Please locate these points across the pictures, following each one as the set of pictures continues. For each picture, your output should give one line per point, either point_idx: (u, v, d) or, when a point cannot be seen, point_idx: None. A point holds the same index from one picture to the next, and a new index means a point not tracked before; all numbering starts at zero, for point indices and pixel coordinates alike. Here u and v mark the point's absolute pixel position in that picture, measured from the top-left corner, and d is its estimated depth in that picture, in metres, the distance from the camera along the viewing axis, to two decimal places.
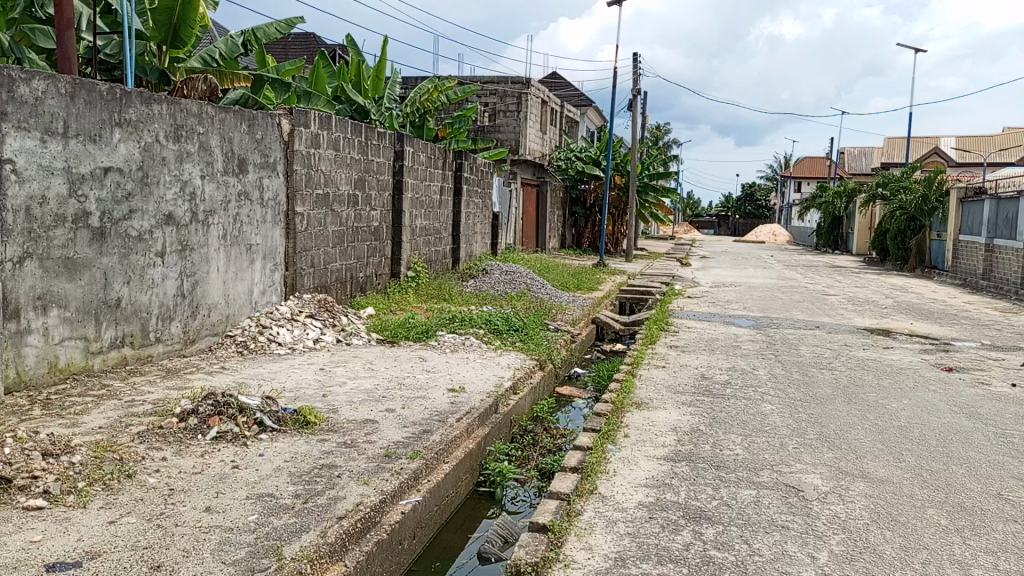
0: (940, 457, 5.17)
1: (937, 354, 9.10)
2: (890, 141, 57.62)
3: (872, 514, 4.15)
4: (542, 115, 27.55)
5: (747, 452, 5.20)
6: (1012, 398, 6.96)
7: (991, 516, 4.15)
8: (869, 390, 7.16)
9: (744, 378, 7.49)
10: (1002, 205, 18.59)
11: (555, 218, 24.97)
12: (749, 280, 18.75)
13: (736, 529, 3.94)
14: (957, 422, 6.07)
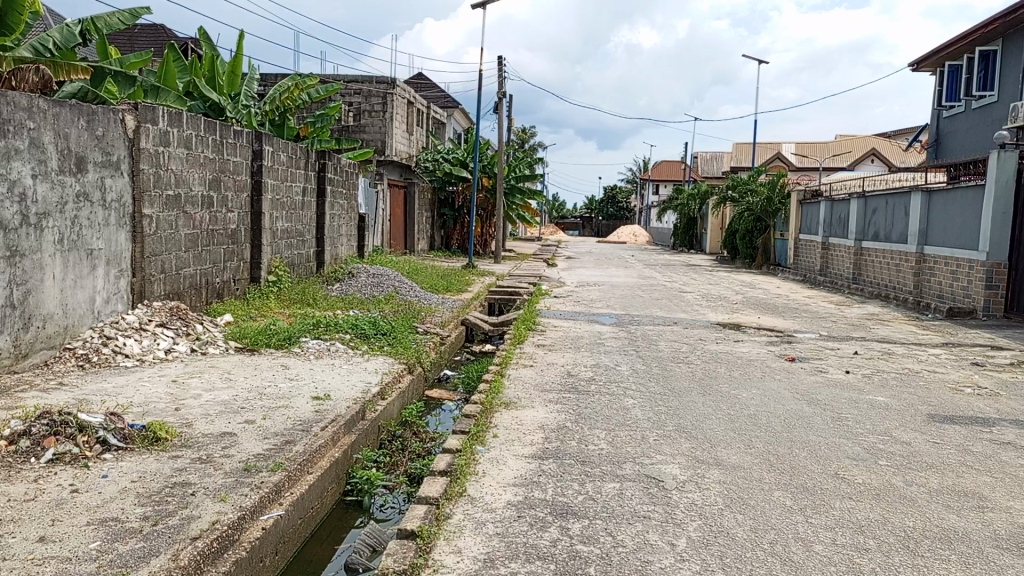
0: (784, 441, 5.54)
1: (781, 346, 9.77)
2: (738, 146, 61.41)
3: (726, 499, 4.38)
4: (408, 116, 27.34)
5: (610, 446, 5.36)
6: (845, 384, 7.58)
7: (829, 494, 4.48)
8: (722, 381, 7.57)
9: (607, 375, 7.74)
10: (835, 207, 20.23)
11: (422, 220, 24.83)
12: (612, 280, 19.42)
13: (601, 522, 4.04)
14: (799, 408, 6.53)
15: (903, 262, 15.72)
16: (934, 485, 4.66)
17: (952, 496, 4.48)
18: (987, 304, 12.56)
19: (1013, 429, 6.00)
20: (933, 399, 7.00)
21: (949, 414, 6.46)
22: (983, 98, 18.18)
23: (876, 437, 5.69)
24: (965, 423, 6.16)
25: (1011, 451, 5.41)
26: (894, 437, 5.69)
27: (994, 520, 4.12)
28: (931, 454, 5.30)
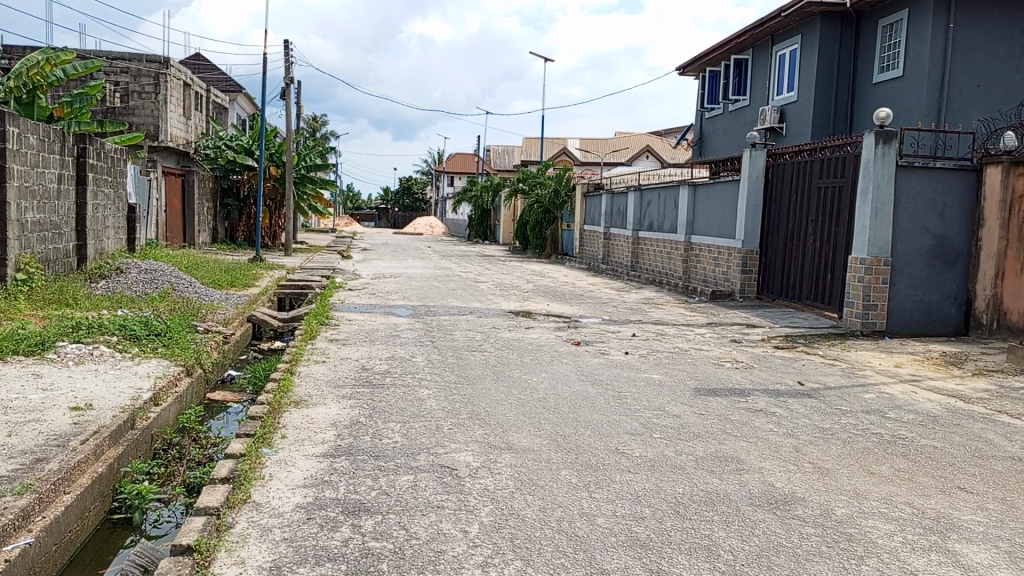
0: (570, 422, 5.81)
1: (568, 331, 10.26)
2: (528, 141, 63.74)
3: (517, 482, 4.51)
4: (184, 99, 25.44)
5: (405, 438, 5.32)
6: (625, 364, 8.12)
7: (610, 469, 4.76)
8: (513, 367, 7.80)
9: (402, 366, 7.68)
10: (615, 199, 21.61)
11: (204, 211, 23.21)
12: (408, 271, 19.37)
13: (394, 517, 3.99)
14: (584, 389, 6.89)
15: (674, 250, 17.14)
16: (699, 453, 5.11)
17: (714, 462, 4.94)
18: (743, 287, 14.01)
19: (764, 398, 6.74)
20: (699, 374, 7.71)
21: (712, 387, 7.12)
22: (738, 102, 20.24)
23: (651, 412, 6.13)
24: (726, 394, 6.84)
25: (762, 417, 6.07)
26: (667, 412, 6.17)
27: (749, 481, 4.60)
28: (697, 425, 5.80)
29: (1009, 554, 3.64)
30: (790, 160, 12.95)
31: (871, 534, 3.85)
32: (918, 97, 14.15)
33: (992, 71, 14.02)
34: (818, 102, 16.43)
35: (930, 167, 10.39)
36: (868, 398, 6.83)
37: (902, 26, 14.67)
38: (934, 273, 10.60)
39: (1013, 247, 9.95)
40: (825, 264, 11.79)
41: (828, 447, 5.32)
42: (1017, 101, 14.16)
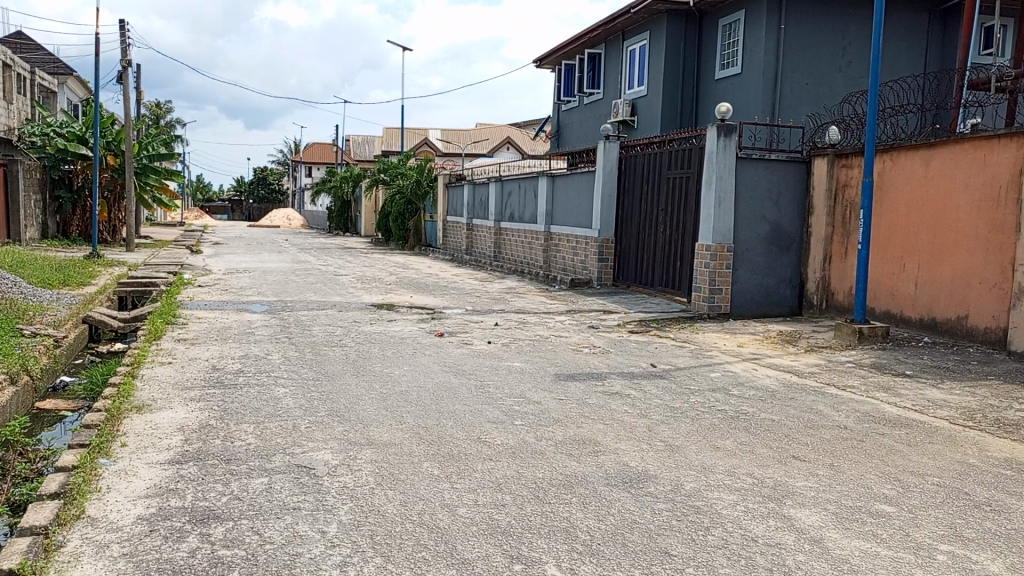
0: (432, 413, 5.78)
1: (430, 322, 10.20)
2: (388, 131, 62.88)
3: (377, 477, 4.43)
4: (4, 81, 23.13)
5: (258, 439, 5.10)
6: (487, 353, 8.18)
7: (471, 459, 4.78)
8: (374, 361, 7.67)
9: (257, 365, 7.36)
10: (477, 190, 21.71)
11: (31, 204, 21.23)
12: (263, 265, 18.62)
13: (246, 522, 3.81)
14: (447, 380, 6.88)
15: (534, 240, 17.44)
16: (559, 437, 5.23)
17: (572, 445, 5.07)
18: (600, 275, 14.47)
19: (619, 380, 7.00)
20: (559, 360, 7.89)
21: (571, 372, 7.32)
22: (592, 95, 20.84)
23: (513, 400, 6.22)
24: (584, 378, 7.05)
25: (618, 400, 6.29)
26: (528, 398, 6.27)
27: (605, 461, 4.75)
28: (556, 410, 5.93)
29: (836, 515, 3.97)
30: (641, 152, 13.50)
31: (716, 506, 4.08)
32: (754, 93, 15.11)
33: (818, 71, 15.16)
34: (666, 96, 17.19)
35: (766, 159, 11.13)
36: (714, 376, 7.26)
37: (739, 26, 15.59)
38: (772, 258, 11.38)
39: (838, 233, 10.86)
40: (675, 252, 12.37)
41: (678, 424, 5.59)
42: (841, 99, 15.38)
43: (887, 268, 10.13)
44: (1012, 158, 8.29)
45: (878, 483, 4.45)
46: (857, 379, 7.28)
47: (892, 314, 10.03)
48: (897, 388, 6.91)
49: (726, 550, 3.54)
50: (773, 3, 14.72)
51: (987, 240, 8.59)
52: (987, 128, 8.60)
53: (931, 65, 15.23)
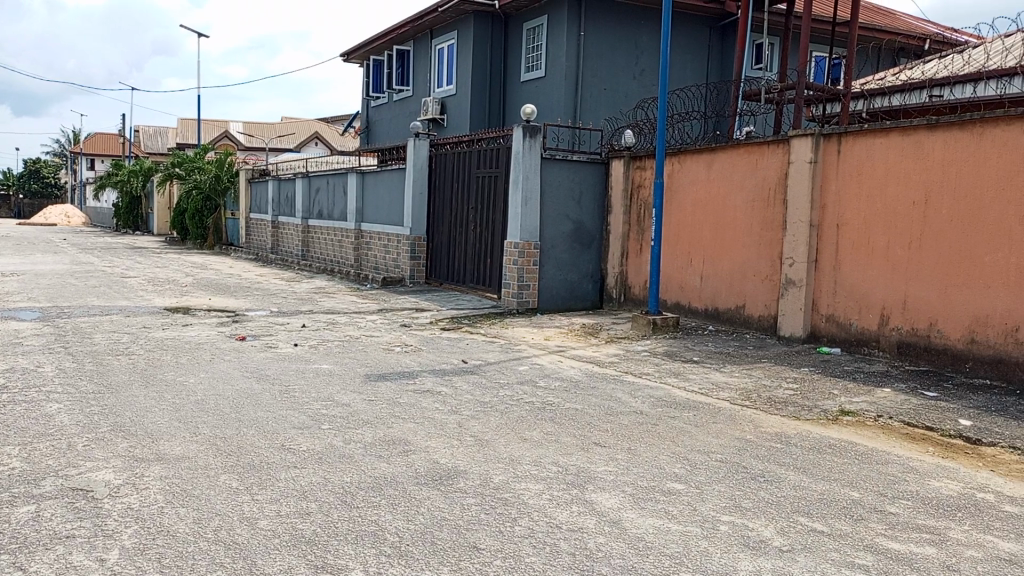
0: (232, 423, 5.44)
1: (231, 326, 9.61)
2: (184, 122, 58.80)
3: (168, 495, 4.08)
4: None
5: (26, 463, 4.53)
6: (293, 356, 7.85)
7: (274, 468, 4.54)
8: (166, 369, 7.09)
9: (25, 380, 6.54)
10: (283, 186, 20.83)
11: None
12: (35, 267, 16.63)
13: (7, 557, 3.36)
14: (248, 386, 6.50)
15: (344, 238, 17.02)
16: (368, 439, 5.11)
17: (381, 446, 4.97)
18: (412, 273, 14.39)
19: (430, 378, 6.99)
20: (369, 360, 7.73)
21: (381, 372, 7.20)
22: (401, 92, 20.72)
23: (320, 404, 5.99)
24: (394, 378, 6.95)
25: (428, 397, 6.27)
26: (336, 401, 6.08)
27: (414, 461, 4.70)
28: (365, 412, 5.79)
29: (633, 496, 4.20)
30: (450, 150, 13.60)
31: (524, 496, 4.17)
32: (558, 96, 15.70)
33: (615, 77, 16.06)
34: (474, 96, 17.43)
35: (569, 159, 11.60)
36: (521, 369, 7.45)
37: (542, 31, 16.14)
38: (575, 254, 11.90)
39: (634, 230, 11.56)
40: (484, 249, 12.58)
41: (488, 419, 5.67)
42: (635, 104, 16.38)
43: (677, 263, 10.94)
44: (778, 163, 9.24)
45: (670, 464, 4.77)
46: (652, 366, 7.79)
47: (681, 305, 10.85)
48: (687, 373, 7.47)
49: (532, 539, 3.63)
50: (573, 10, 15.38)
51: (759, 236, 9.53)
52: (758, 134, 9.53)
53: (712, 76, 16.64)
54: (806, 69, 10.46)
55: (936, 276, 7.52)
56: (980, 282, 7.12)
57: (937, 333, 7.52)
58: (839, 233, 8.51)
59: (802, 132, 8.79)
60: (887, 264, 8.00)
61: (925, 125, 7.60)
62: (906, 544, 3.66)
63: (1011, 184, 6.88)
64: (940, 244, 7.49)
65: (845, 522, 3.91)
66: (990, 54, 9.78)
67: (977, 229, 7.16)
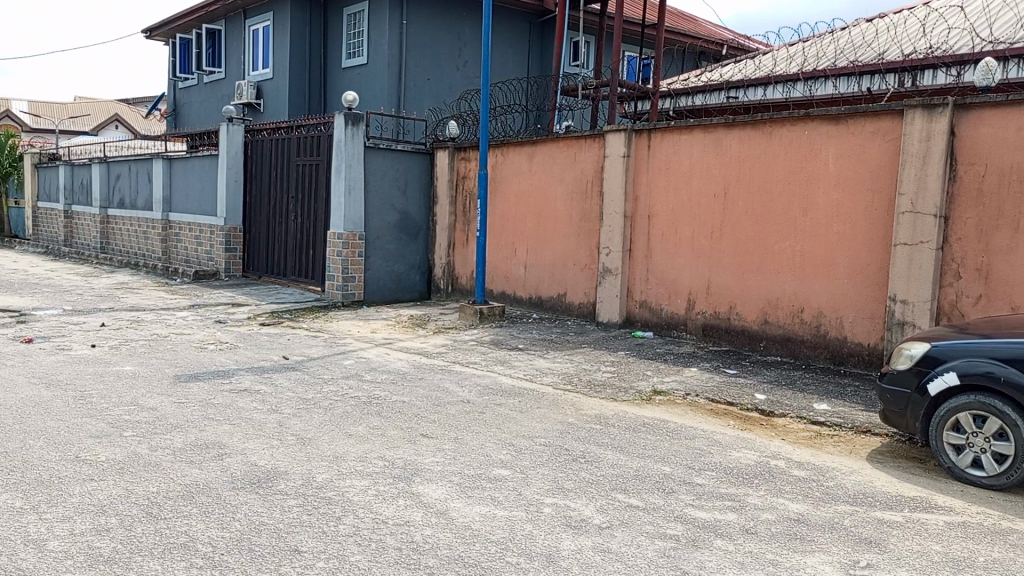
0: (15, 435, 4.85)
1: (15, 327, 8.58)
2: None
3: None
4: None
5: None
6: (90, 358, 7.15)
7: (66, 482, 4.10)
8: None
9: None
10: (76, 172, 18.94)
11: None
12: None
13: None
14: (35, 394, 5.83)
15: (150, 229, 15.76)
16: (177, 444, 4.76)
17: (193, 451, 4.65)
18: (228, 266, 13.60)
19: (248, 377, 6.63)
20: (180, 360, 7.21)
21: (193, 372, 6.73)
22: (212, 74, 19.48)
23: (122, 409, 5.50)
24: (208, 378, 6.52)
25: (246, 397, 5.95)
26: (142, 406, 5.60)
27: (230, 465, 4.43)
28: (175, 415, 5.39)
29: (459, 485, 4.21)
30: (267, 137, 12.98)
31: (348, 494, 4.06)
32: (380, 84, 15.44)
33: (438, 68, 16.03)
34: (293, 80, 16.74)
35: (392, 149, 11.43)
36: (346, 363, 7.26)
37: (363, 17, 15.78)
38: (401, 245, 11.77)
39: (460, 221, 11.62)
40: (306, 240, 12.14)
41: (311, 416, 5.47)
42: (458, 96, 16.45)
43: (501, 253, 11.13)
44: (595, 157, 9.64)
45: (496, 451, 4.83)
46: (478, 355, 7.87)
47: (506, 295, 11.06)
48: (512, 360, 7.63)
49: (357, 537, 3.53)
50: None
51: (578, 226, 9.90)
52: (575, 129, 9.87)
53: (532, 71, 17.06)
54: (619, 67, 10.97)
55: (734, 263, 8.18)
56: (772, 268, 7.83)
57: (736, 315, 8.18)
58: (650, 224, 9.03)
59: (616, 127, 9.22)
60: (692, 253, 8.59)
61: (724, 124, 8.22)
62: (711, 512, 3.94)
63: (795, 178, 7.62)
64: (738, 233, 8.14)
65: (658, 496, 4.15)
66: (777, 61, 10.75)
67: (768, 220, 7.86)
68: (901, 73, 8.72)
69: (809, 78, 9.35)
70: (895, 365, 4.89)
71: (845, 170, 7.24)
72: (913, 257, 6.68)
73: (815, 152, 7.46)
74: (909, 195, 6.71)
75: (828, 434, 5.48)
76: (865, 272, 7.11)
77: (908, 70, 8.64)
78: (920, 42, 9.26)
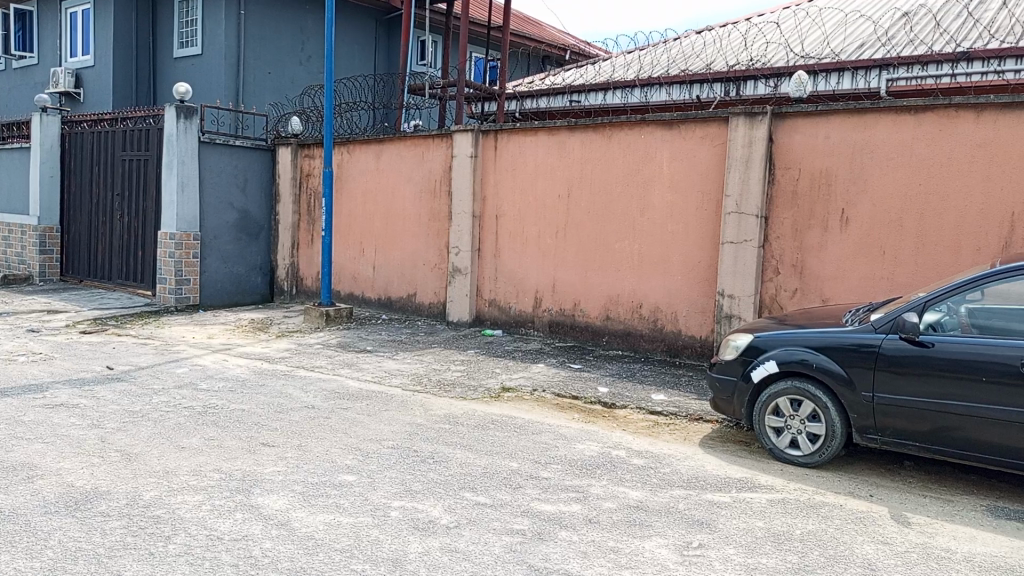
0: None
1: None
2: None
3: None
4: None
5: None
6: None
7: None
8: None
9: None
10: None
11: None
12: None
13: None
14: None
15: None
16: None
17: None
18: (42, 269, 12.39)
19: (65, 390, 6.06)
20: None
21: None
22: (23, 59, 17.70)
23: None
24: (17, 393, 5.90)
25: (62, 412, 5.43)
26: None
27: (42, 487, 4.03)
28: None
29: (302, 494, 4.05)
30: (88, 129, 11.96)
31: (179, 511, 3.80)
32: (217, 76, 14.64)
33: (280, 61, 15.42)
34: (117, 69, 15.53)
35: (230, 144, 10.86)
36: (179, 372, 6.81)
37: (197, 4, 14.89)
38: (241, 246, 11.22)
39: (304, 220, 11.24)
40: (134, 240, 11.30)
41: (138, 430, 5.07)
42: (301, 91, 15.92)
43: (348, 253, 10.88)
44: (442, 156, 9.63)
45: (341, 456, 4.69)
46: (324, 359, 7.63)
47: (354, 295, 10.83)
48: (360, 363, 7.46)
49: (188, 556, 3.31)
50: None
51: (427, 226, 9.86)
52: (422, 128, 9.82)
53: (379, 68, 16.81)
54: (466, 67, 10.99)
55: (577, 261, 8.44)
56: (613, 266, 8.15)
57: (580, 312, 8.44)
58: (497, 224, 9.14)
59: (463, 127, 9.25)
60: (539, 251, 8.78)
61: (566, 127, 8.45)
62: (557, 504, 4.03)
63: (633, 180, 7.97)
64: (581, 232, 8.41)
65: (505, 492, 4.19)
66: (616, 67, 11.19)
67: (609, 220, 8.17)
68: (727, 83, 9.32)
69: (646, 84, 9.79)
70: (723, 355, 5.22)
71: (677, 173, 7.65)
72: (738, 254, 7.16)
73: (651, 156, 7.83)
74: (733, 197, 7.19)
75: (664, 423, 5.77)
76: (696, 269, 7.55)
77: (733, 80, 9.25)
78: (743, 54, 9.94)
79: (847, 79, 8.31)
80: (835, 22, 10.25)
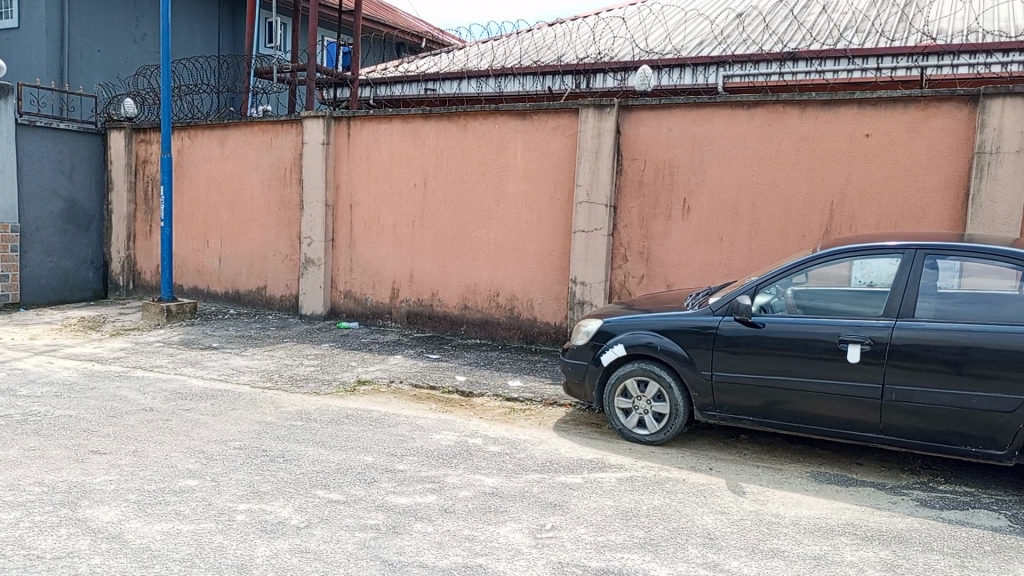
0: None
1: None
2: None
3: None
4: None
5: None
6: None
7: None
8: None
9: None
10: None
11: None
12: None
13: None
14: None
15: None
16: None
17: None
18: None
19: None
20: None
21: None
22: None
23: None
24: None
25: None
26: None
27: None
28: None
29: (137, 504, 3.78)
30: None
31: None
32: (36, 53, 13.36)
33: (110, 39, 14.31)
34: None
35: (53, 127, 9.94)
36: None
37: None
38: (68, 238, 10.32)
39: (141, 210, 10.50)
40: None
41: None
42: (136, 71, 14.87)
43: (191, 245, 10.28)
44: (291, 143, 9.27)
45: (182, 460, 4.42)
46: (165, 358, 7.16)
47: (199, 290, 10.26)
48: (204, 361, 7.06)
49: None
50: None
51: (277, 215, 9.47)
52: (270, 113, 9.41)
53: (222, 50, 15.99)
54: (315, 52, 10.63)
55: (434, 251, 8.40)
56: (469, 255, 8.17)
57: (438, 302, 8.41)
58: (352, 213, 8.93)
59: (313, 113, 8.94)
60: (395, 241, 8.65)
61: (420, 115, 8.36)
62: (411, 497, 3.98)
63: (488, 170, 8.01)
64: (437, 221, 8.37)
65: (359, 487, 4.10)
66: (469, 57, 11.20)
67: (464, 209, 8.18)
68: (577, 75, 9.53)
69: (499, 75, 9.86)
70: (575, 340, 5.35)
71: (531, 163, 7.77)
72: (590, 242, 7.38)
73: (505, 146, 7.90)
74: (584, 187, 7.39)
75: (520, 409, 5.85)
76: (550, 257, 7.71)
77: (583, 72, 9.48)
78: (591, 48, 10.20)
79: (687, 75, 8.72)
80: (675, 21, 10.73)
